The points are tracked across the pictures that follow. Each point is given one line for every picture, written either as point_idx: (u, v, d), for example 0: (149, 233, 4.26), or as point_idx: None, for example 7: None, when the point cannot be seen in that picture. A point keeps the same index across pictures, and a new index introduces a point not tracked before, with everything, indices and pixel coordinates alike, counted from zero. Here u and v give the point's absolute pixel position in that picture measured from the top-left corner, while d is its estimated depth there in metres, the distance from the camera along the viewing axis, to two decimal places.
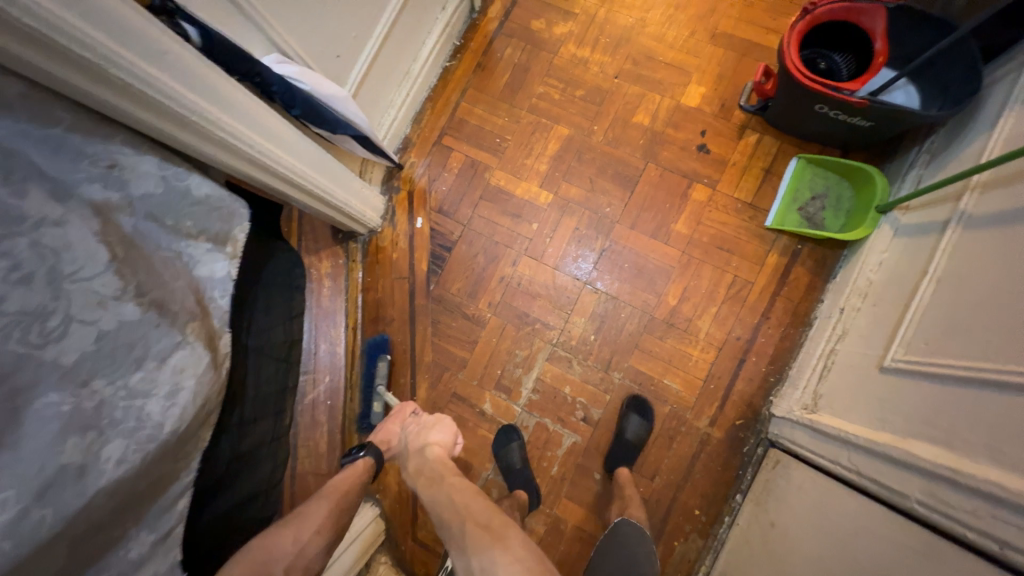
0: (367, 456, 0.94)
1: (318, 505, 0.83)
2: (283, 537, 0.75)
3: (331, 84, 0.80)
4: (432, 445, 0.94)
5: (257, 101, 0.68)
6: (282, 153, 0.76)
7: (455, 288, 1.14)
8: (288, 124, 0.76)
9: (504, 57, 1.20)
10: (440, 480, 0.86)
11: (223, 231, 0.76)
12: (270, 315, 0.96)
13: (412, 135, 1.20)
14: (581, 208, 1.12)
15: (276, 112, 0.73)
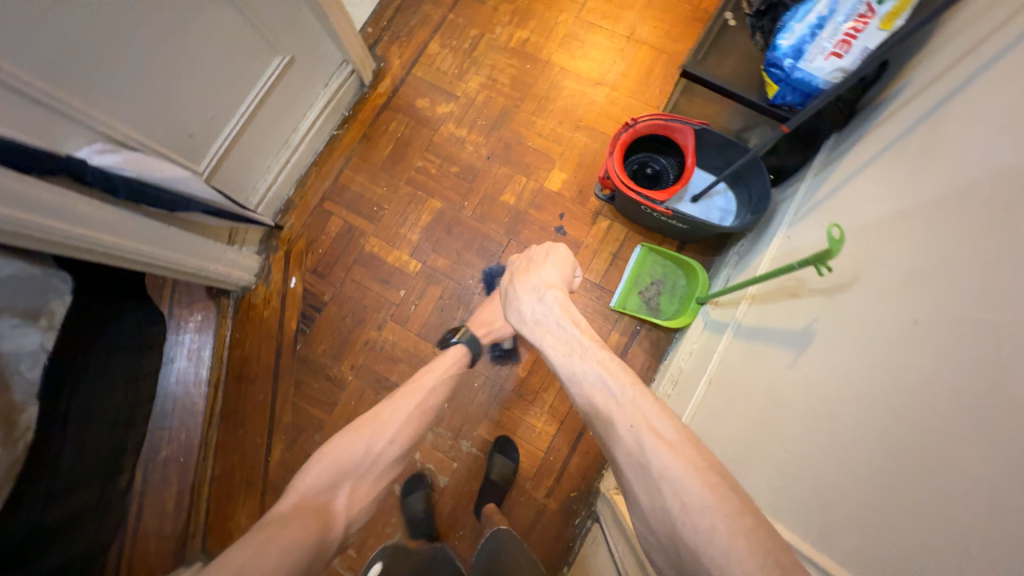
0: (458, 348, 0.94)
1: (397, 406, 0.80)
2: (356, 443, 0.72)
3: (166, 166, 0.86)
4: (551, 288, 0.68)
5: (68, 194, 0.72)
6: (107, 234, 0.80)
7: (321, 349, 1.17)
8: (114, 207, 0.80)
9: (388, 130, 1.28)
10: (578, 342, 0.58)
11: (38, 304, 0.79)
12: (106, 377, 0.96)
13: (293, 197, 1.25)
14: (447, 278, 1.18)
15: (95, 198, 0.77)
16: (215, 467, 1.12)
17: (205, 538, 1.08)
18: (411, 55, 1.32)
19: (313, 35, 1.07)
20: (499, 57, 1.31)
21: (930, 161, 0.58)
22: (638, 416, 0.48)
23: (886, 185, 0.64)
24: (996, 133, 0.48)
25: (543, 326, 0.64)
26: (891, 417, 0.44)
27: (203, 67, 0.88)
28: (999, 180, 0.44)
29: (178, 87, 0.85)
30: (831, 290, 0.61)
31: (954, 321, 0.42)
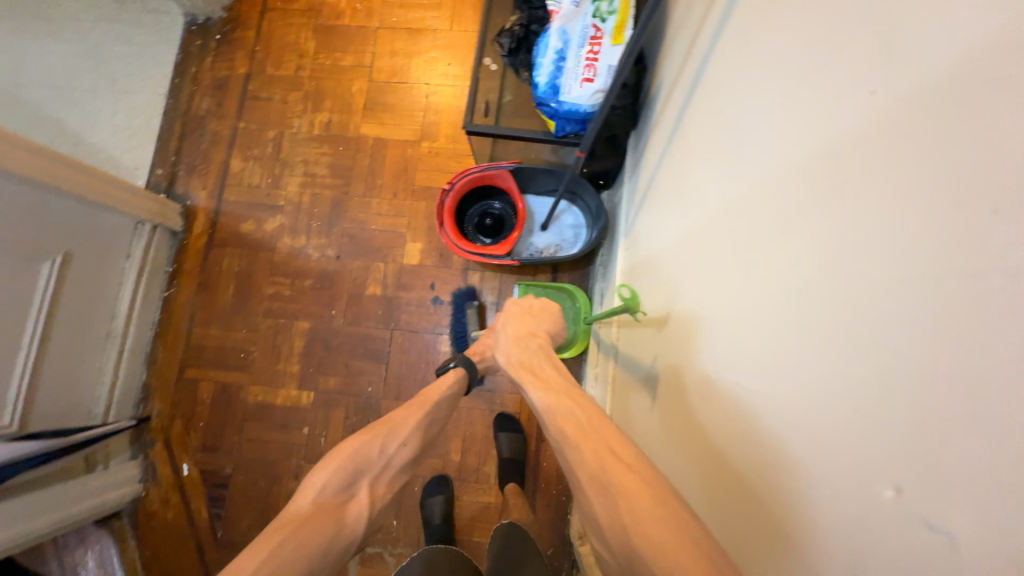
0: (459, 368, 0.83)
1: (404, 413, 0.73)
2: (370, 443, 0.66)
3: None
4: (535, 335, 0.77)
5: None
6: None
7: (244, 525, 1.07)
8: None
9: (223, 268, 1.17)
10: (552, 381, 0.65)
11: None
12: None
13: (150, 380, 1.13)
14: (345, 394, 1.11)
15: None
16: None
17: None
18: (218, 180, 1.22)
19: (80, 218, 0.95)
20: (308, 149, 1.23)
21: (723, 157, 0.55)
22: (604, 452, 0.51)
23: (699, 184, 0.62)
24: (767, 125, 0.46)
25: (529, 375, 0.69)
26: (782, 477, 0.39)
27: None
28: (790, 178, 0.41)
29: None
30: (700, 311, 0.57)
31: (800, 355, 0.38)
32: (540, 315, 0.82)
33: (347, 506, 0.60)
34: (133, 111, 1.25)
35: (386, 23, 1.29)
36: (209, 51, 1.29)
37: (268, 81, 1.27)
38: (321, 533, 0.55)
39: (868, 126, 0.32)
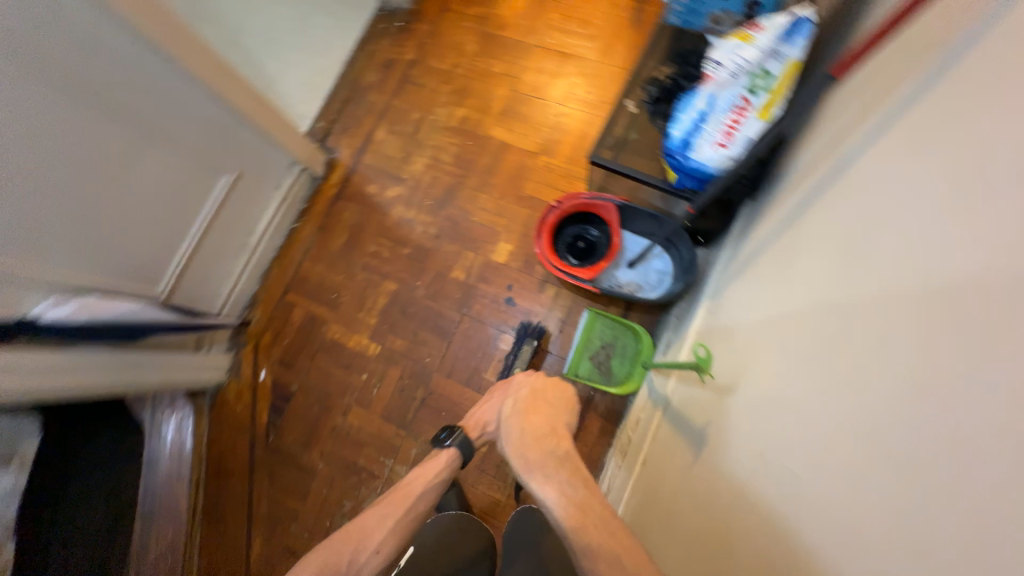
0: (452, 450, 0.89)
1: (390, 506, 0.79)
2: (342, 551, 0.72)
3: (124, 301, 0.94)
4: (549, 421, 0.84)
5: (33, 352, 0.80)
6: (66, 377, 0.86)
7: (291, 438, 1.22)
8: (82, 351, 0.88)
9: (343, 218, 1.34)
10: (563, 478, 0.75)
11: (7, 451, 0.88)
12: (88, 498, 1.04)
13: (259, 292, 1.32)
14: (406, 359, 1.22)
15: (62, 350, 0.85)
16: (200, 565, 1.17)
17: None
18: (361, 144, 1.40)
19: (256, 151, 1.15)
20: (441, 136, 1.37)
21: (830, 257, 0.58)
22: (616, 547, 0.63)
23: (815, 266, 0.61)
24: (901, 243, 0.47)
25: (545, 474, 0.76)
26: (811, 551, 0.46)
27: (145, 201, 0.93)
28: (893, 300, 0.45)
29: (116, 229, 0.91)
30: (780, 389, 0.59)
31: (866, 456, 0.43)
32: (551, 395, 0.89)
33: None
34: (315, 70, 1.47)
35: (544, 42, 1.39)
36: (388, 34, 1.48)
37: (427, 71, 1.44)
38: None
39: (963, 282, 0.38)
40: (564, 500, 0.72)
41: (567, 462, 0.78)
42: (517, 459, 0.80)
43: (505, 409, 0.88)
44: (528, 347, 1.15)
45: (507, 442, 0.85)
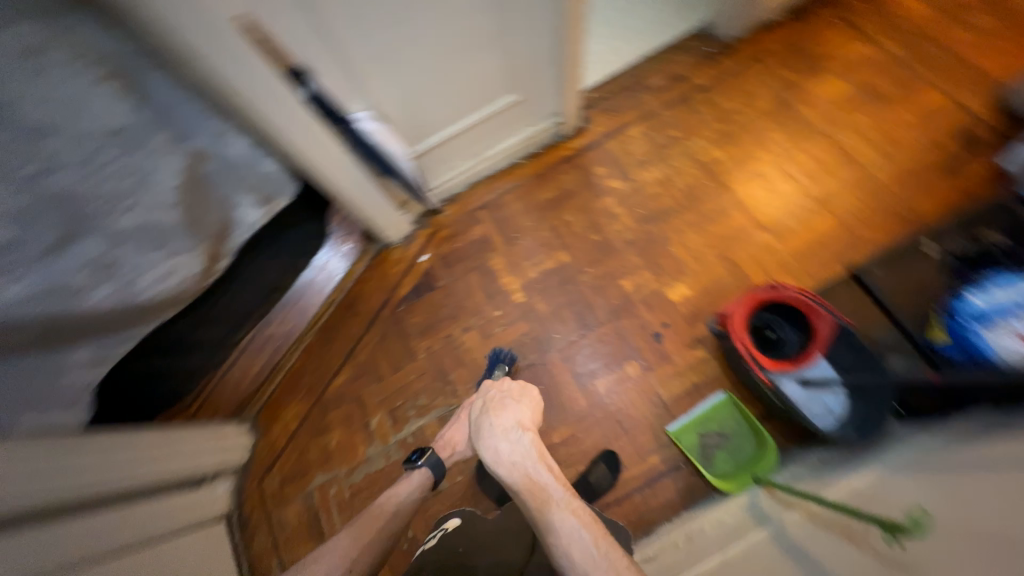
0: (422, 473, 1.08)
1: (350, 535, 0.98)
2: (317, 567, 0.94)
3: (398, 143, 1.07)
4: (524, 426, 1.01)
5: (333, 137, 0.95)
6: (342, 173, 1.03)
7: (414, 319, 1.35)
8: (351, 158, 1.02)
9: (560, 179, 1.43)
10: (539, 473, 0.93)
11: (268, 194, 1.06)
12: (268, 262, 1.25)
13: (462, 193, 1.44)
14: (539, 322, 1.28)
15: (344, 148, 0.99)
16: (293, 364, 1.34)
17: (257, 411, 1.31)
18: (612, 129, 1.46)
19: (544, 85, 1.25)
20: (684, 164, 1.39)
21: None
22: (591, 536, 0.82)
23: None
24: None
25: (513, 463, 0.95)
26: None
27: (461, 82, 1.09)
28: None
29: (433, 85, 1.05)
30: None
31: None
32: (520, 403, 1.06)
33: None
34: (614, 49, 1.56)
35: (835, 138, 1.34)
36: (694, 52, 1.52)
37: (708, 102, 1.45)
38: None
39: None
40: (531, 484, 0.91)
41: (531, 456, 0.96)
42: (491, 456, 0.97)
43: (476, 412, 1.05)
44: (500, 371, 1.20)
45: (479, 445, 1.01)
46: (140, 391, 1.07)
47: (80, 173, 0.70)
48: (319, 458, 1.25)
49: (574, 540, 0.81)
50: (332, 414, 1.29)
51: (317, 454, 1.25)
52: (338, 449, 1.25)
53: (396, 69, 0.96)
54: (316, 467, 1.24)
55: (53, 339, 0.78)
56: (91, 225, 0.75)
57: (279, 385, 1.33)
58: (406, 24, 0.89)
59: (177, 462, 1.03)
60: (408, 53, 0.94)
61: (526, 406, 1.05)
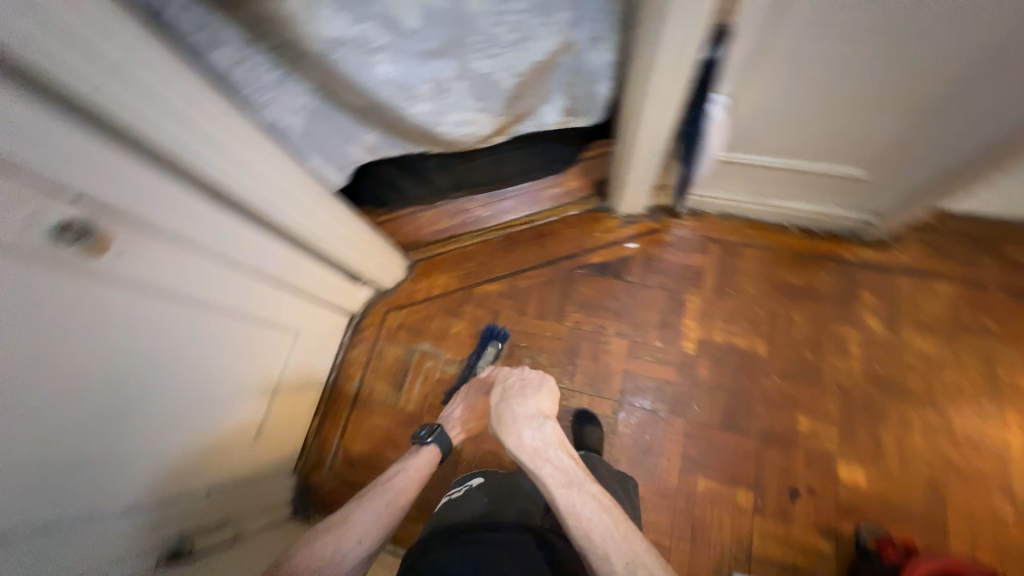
0: (432, 447, 1.04)
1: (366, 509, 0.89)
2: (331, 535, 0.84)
3: (716, 145, 0.98)
4: (544, 414, 0.96)
5: (680, 107, 0.87)
6: (649, 142, 0.97)
7: (582, 289, 1.31)
8: (671, 132, 0.95)
9: (818, 274, 1.22)
10: (560, 453, 0.88)
11: (578, 111, 1.01)
12: (520, 159, 1.21)
13: (709, 216, 1.32)
14: (690, 383, 1.17)
15: (676, 120, 0.91)
16: (466, 245, 1.41)
17: (418, 258, 1.43)
18: (916, 269, 1.19)
19: (903, 184, 1.03)
20: (968, 362, 1.11)
21: None
22: (617, 521, 0.78)
23: None
24: None
25: (530, 446, 0.90)
26: None
27: (830, 133, 0.93)
28: None
29: (808, 117, 0.90)
30: None
31: None
32: (542, 394, 1.02)
33: None
34: None
35: None
36: None
37: None
38: None
39: None
40: (552, 466, 0.86)
41: (554, 443, 0.91)
42: (512, 441, 0.91)
43: (495, 401, 1.02)
44: (492, 347, 1.27)
45: (499, 429, 0.96)
46: (371, 186, 1.20)
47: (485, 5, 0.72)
48: (433, 331, 1.34)
49: (602, 527, 0.77)
50: (467, 307, 1.35)
51: (434, 327, 1.34)
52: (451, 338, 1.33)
53: (791, 87, 0.83)
54: (427, 335, 1.33)
55: (366, 114, 0.90)
56: (455, 50, 0.78)
57: (445, 252, 1.42)
58: (864, 52, 0.73)
59: (357, 253, 1.18)
60: (813, 83, 0.81)
61: (548, 397, 1.01)
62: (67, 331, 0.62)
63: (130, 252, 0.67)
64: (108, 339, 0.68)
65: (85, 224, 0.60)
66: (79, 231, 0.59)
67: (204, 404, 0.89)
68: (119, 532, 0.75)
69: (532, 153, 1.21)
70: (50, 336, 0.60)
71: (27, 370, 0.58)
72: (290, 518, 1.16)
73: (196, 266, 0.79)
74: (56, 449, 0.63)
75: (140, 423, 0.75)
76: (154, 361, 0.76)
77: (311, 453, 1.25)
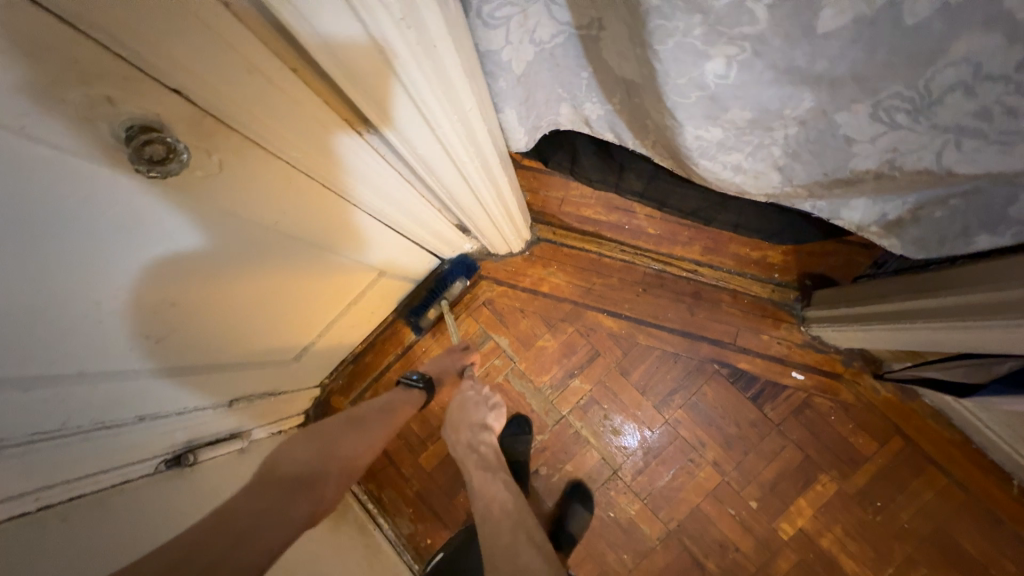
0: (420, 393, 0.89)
1: (378, 416, 0.82)
2: (351, 437, 0.76)
3: None
4: (488, 425, 0.93)
5: None
6: (972, 336, 0.62)
7: (705, 387, 1.03)
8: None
9: (1003, 557, 0.90)
10: (490, 462, 0.86)
11: (902, 236, 0.64)
12: (747, 213, 0.85)
13: (919, 404, 0.96)
14: (758, 567, 0.96)
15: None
16: (606, 254, 1.11)
17: (543, 236, 1.14)
18: None
19: None
20: None
21: None
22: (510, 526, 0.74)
23: None
24: None
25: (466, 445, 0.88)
26: None
27: None
28: None
29: None
30: None
31: None
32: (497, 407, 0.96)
33: (318, 487, 0.68)
34: None
35: None
36: None
37: None
38: (299, 496, 0.66)
39: None
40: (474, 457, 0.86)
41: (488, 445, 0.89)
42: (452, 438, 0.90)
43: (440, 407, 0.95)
44: (459, 282, 1.09)
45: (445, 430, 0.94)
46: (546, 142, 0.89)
47: (983, 55, 0.35)
48: (517, 329, 1.12)
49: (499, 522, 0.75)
50: (567, 327, 1.10)
51: (521, 327, 1.12)
52: (530, 349, 1.11)
53: None
54: (508, 329, 1.12)
55: (614, 86, 0.58)
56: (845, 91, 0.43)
57: (577, 248, 1.12)
58: None
59: (490, 223, 0.91)
60: None
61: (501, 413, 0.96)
62: (119, 230, 0.45)
63: (232, 167, 0.49)
64: (172, 243, 0.51)
65: (177, 141, 0.41)
66: (168, 150, 0.41)
67: (257, 318, 0.74)
68: (140, 436, 0.67)
69: (767, 215, 0.84)
70: (94, 231, 0.43)
71: (50, 266, 0.42)
72: (299, 426, 1.11)
73: (305, 189, 0.59)
74: (76, 350, 0.51)
75: (183, 333, 0.63)
76: (215, 272, 0.59)
77: (340, 375, 1.16)
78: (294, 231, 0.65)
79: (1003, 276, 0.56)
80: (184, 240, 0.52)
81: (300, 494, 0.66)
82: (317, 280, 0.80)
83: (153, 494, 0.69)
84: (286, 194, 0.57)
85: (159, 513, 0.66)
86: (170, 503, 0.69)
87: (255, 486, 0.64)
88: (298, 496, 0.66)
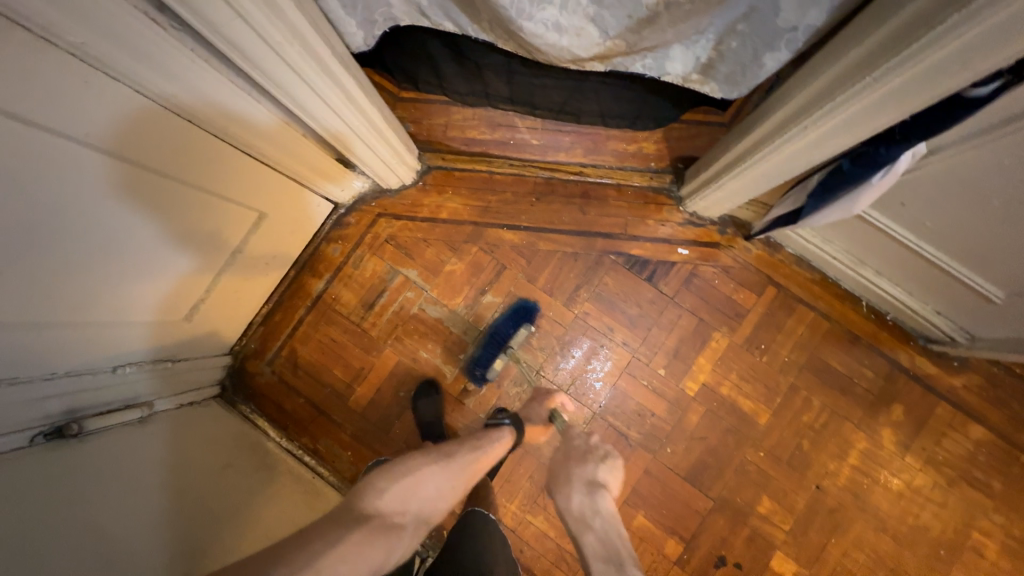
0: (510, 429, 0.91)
1: (465, 469, 0.81)
2: (429, 484, 0.75)
3: (862, 204, 0.71)
4: (604, 492, 0.86)
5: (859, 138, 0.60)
6: (784, 155, 0.72)
7: (606, 278, 1.11)
8: (818, 159, 0.69)
9: (861, 365, 1.06)
10: (614, 552, 0.78)
11: (716, 77, 0.71)
12: (605, 98, 0.91)
13: (783, 253, 1.08)
14: (673, 424, 1.06)
15: (837, 150, 0.65)
16: (497, 172, 1.14)
17: (433, 165, 1.15)
18: (967, 401, 1.04)
19: None
20: (960, 512, 1.02)
21: None
22: None
23: None
24: None
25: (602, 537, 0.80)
26: None
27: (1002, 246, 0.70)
28: None
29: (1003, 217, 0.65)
30: None
31: None
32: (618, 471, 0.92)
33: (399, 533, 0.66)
34: None
35: None
36: None
37: None
38: (377, 544, 0.62)
39: None
40: (593, 533, 0.81)
41: (606, 513, 0.83)
42: (565, 506, 0.86)
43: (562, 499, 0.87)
44: (525, 330, 1.07)
45: (556, 496, 0.90)
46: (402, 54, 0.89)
47: None
48: (425, 261, 1.13)
49: None
50: (472, 248, 1.12)
51: (428, 257, 1.12)
52: (440, 276, 1.12)
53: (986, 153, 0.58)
54: (416, 262, 1.13)
55: None
56: None
57: (468, 171, 1.14)
58: None
59: (368, 151, 0.91)
60: None
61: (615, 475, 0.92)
62: (115, 232, 0.62)
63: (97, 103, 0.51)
64: (149, 244, 0.68)
65: None
66: None
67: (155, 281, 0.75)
68: (35, 393, 0.67)
69: (621, 98, 0.90)
70: (76, 216, 0.55)
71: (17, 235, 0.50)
72: (215, 398, 1.07)
73: (186, 132, 0.63)
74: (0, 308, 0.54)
75: (84, 293, 0.63)
76: (111, 233, 0.61)
77: (251, 340, 1.12)
78: (186, 184, 0.67)
79: (791, 91, 0.65)
80: (156, 241, 0.69)
81: (383, 532, 0.64)
82: (213, 239, 0.81)
83: (42, 459, 0.66)
84: (234, 202, 0.78)
85: (109, 472, 0.70)
86: (88, 465, 0.69)
87: (349, 520, 0.62)
88: (378, 539, 0.62)
